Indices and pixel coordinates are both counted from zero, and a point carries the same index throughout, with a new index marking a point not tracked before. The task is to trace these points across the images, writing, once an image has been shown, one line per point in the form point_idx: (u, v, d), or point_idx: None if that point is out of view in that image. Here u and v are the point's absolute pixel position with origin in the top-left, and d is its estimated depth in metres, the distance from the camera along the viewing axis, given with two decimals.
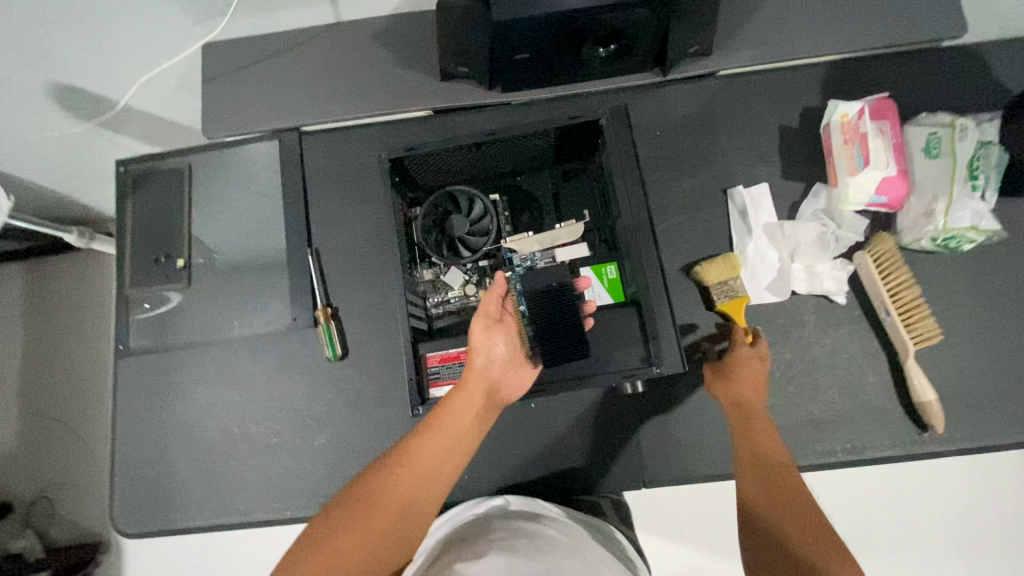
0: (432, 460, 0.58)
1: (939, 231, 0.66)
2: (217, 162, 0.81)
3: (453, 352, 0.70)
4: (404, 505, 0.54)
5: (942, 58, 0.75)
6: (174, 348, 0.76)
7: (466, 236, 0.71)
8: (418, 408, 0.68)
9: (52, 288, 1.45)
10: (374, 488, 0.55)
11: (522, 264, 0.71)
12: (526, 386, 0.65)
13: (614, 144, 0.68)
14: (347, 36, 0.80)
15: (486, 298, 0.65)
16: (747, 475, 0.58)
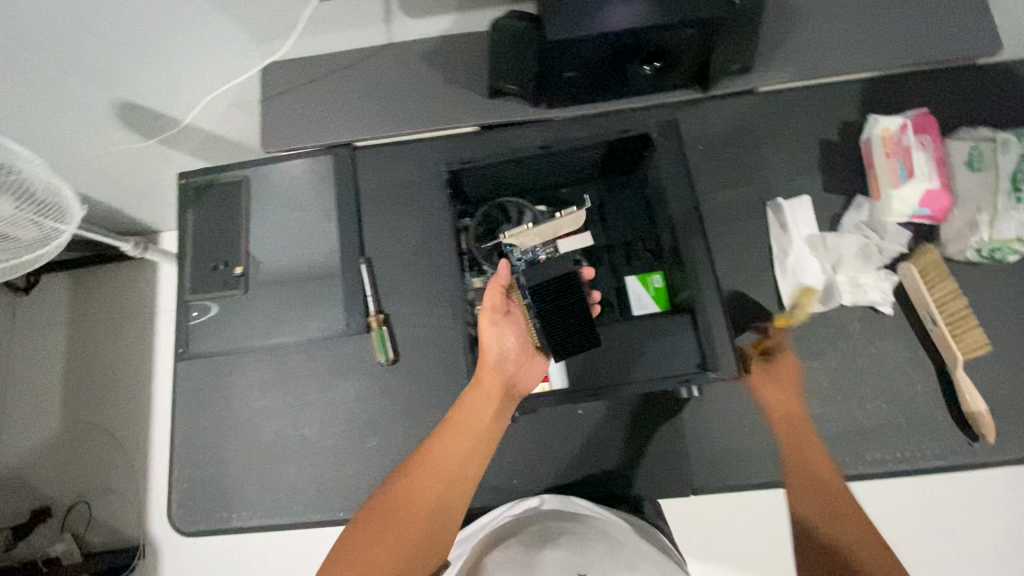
0: (455, 460, 0.61)
1: (984, 241, 0.68)
2: (274, 176, 0.85)
3: None
4: (433, 509, 0.59)
5: (980, 74, 0.76)
6: (232, 353, 0.79)
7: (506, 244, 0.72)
8: None
9: (96, 298, 1.50)
10: (402, 493, 0.59)
11: (523, 258, 0.71)
12: (543, 376, 0.67)
13: (666, 159, 0.71)
14: (399, 56, 0.84)
15: (490, 295, 0.67)
16: (797, 487, 0.60)
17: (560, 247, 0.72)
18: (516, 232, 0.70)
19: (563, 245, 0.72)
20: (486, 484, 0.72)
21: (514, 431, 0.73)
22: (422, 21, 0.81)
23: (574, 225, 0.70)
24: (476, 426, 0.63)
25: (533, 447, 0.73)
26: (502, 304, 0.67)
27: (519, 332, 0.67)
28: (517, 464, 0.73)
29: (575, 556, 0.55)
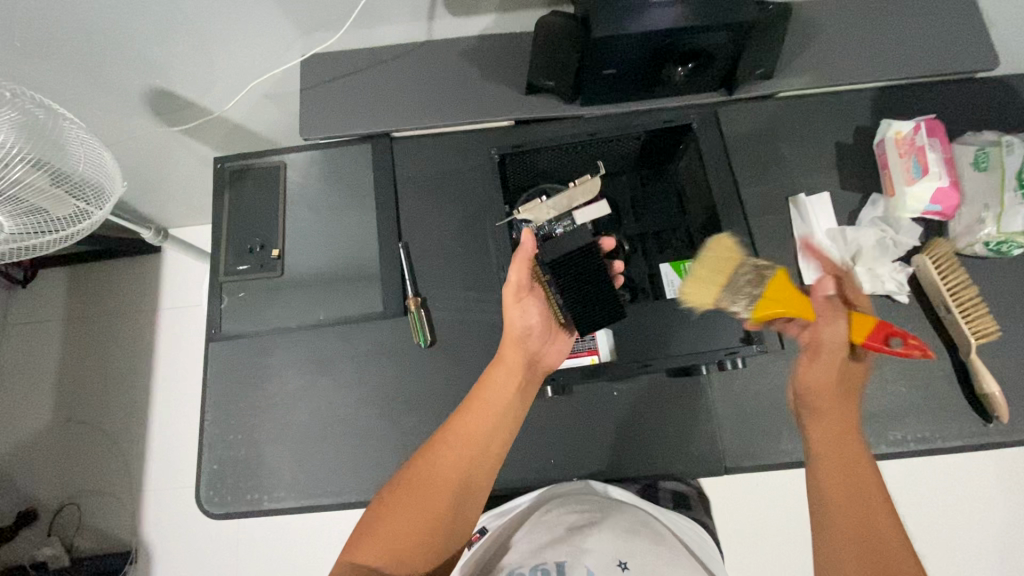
0: (480, 436, 0.63)
1: (993, 234, 0.72)
2: (312, 162, 0.87)
3: None
4: (460, 484, 0.60)
5: (978, 87, 0.83)
6: (267, 333, 0.79)
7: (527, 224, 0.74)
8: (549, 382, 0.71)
9: (97, 293, 1.47)
10: (429, 469, 0.60)
11: (541, 230, 0.74)
12: (565, 352, 0.71)
13: (708, 145, 0.74)
14: (438, 53, 0.87)
15: (516, 273, 0.66)
16: (835, 494, 0.56)
17: (577, 217, 0.75)
18: (528, 206, 0.74)
19: (580, 214, 0.75)
20: (523, 464, 0.73)
21: (549, 411, 0.75)
22: (464, 21, 0.85)
23: (588, 193, 0.75)
24: (500, 404, 0.65)
25: (569, 427, 0.74)
26: (528, 280, 0.67)
27: (541, 310, 0.70)
28: (554, 445, 0.74)
29: (622, 544, 0.57)
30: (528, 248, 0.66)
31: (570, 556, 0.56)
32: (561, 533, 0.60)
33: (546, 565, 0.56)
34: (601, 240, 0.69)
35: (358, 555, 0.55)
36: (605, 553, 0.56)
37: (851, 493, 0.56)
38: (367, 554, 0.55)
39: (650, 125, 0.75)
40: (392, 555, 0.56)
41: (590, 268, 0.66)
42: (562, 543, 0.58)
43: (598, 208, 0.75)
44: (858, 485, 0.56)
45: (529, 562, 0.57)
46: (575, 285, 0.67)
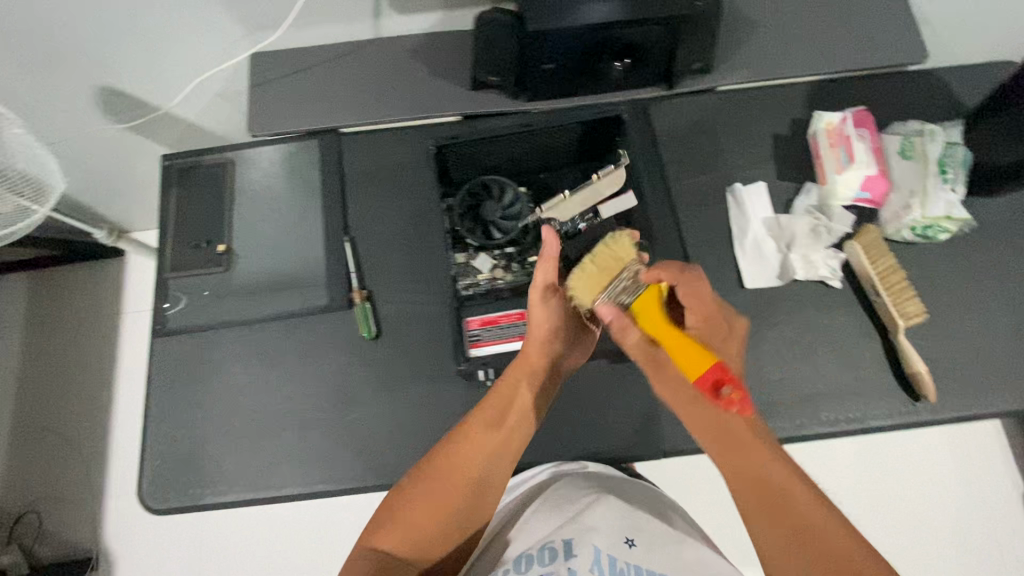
0: (501, 432, 0.63)
1: (918, 219, 0.75)
2: (259, 159, 0.87)
3: (493, 316, 0.74)
4: (476, 479, 0.61)
5: (909, 79, 0.86)
6: (213, 328, 0.79)
7: (498, 219, 0.75)
8: (462, 365, 0.73)
9: (56, 298, 1.46)
10: (446, 463, 0.60)
11: (564, 227, 0.75)
12: (589, 350, 0.73)
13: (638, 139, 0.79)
14: (385, 50, 0.88)
15: (541, 270, 0.68)
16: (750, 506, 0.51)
17: (601, 212, 0.76)
18: (556, 203, 0.76)
19: (603, 209, 0.76)
20: None
21: None
22: (408, 19, 0.86)
23: (615, 184, 0.76)
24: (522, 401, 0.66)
25: None
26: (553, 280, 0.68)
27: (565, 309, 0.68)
28: None
29: (628, 521, 0.59)
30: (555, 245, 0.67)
31: (577, 534, 0.57)
32: (569, 512, 0.61)
33: (555, 544, 0.56)
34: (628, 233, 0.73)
35: (376, 543, 0.56)
36: (613, 531, 0.57)
37: (790, 538, 0.48)
38: (384, 539, 0.57)
39: (582, 117, 0.78)
40: (407, 546, 0.56)
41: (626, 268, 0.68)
42: (568, 521, 0.60)
43: (625, 200, 0.77)
44: (793, 521, 0.49)
45: (539, 542, 0.58)
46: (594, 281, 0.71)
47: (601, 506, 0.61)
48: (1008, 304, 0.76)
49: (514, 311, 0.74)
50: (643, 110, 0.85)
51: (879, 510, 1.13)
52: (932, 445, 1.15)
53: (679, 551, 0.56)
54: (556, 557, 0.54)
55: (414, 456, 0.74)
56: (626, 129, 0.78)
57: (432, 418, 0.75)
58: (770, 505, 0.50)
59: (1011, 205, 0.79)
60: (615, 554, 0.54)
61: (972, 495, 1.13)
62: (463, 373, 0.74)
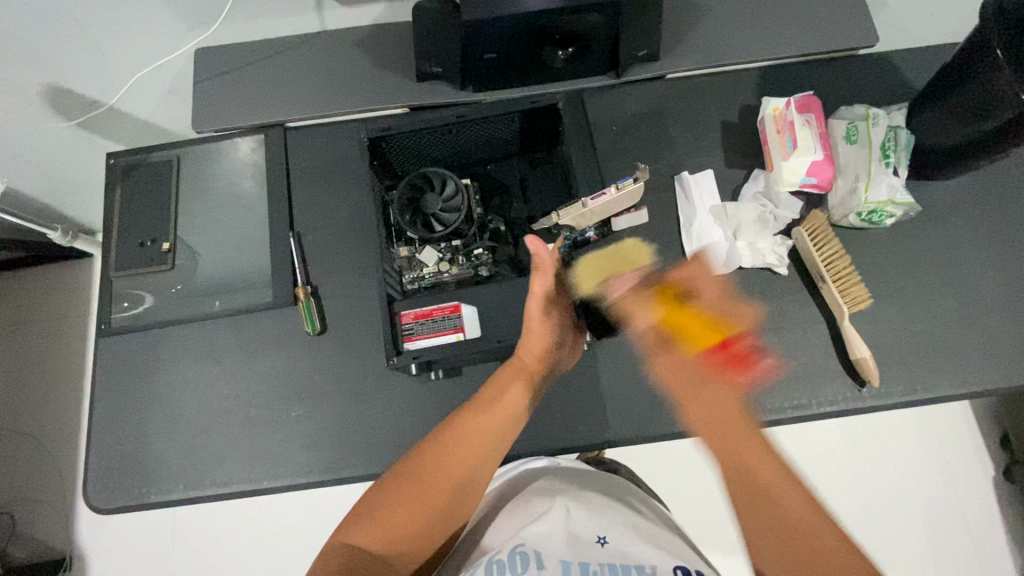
0: (490, 436, 0.60)
1: (862, 205, 0.74)
2: (205, 155, 0.86)
3: (426, 309, 0.72)
4: (463, 481, 0.57)
5: (859, 62, 0.85)
6: (159, 327, 0.79)
7: (439, 212, 0.73)
8: (392, 359, 0.70)
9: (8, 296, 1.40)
10: (434, 463, 0.57)
11: (570, 238, 0.76)
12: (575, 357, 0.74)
13: (572, 128, 0.75)
14: (331, 42, 0.87)
15: (536, 279, 0.65)
16: (739, 501, 0.47)
17: (616, 224, 0.79)
18: (576, 213, 0.71)
19: (619, 222, 0.79)
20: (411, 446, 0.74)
21: (439, 393, 0.75)
22: (353, 11, 0.85)
23: (631, 199, 0.74)
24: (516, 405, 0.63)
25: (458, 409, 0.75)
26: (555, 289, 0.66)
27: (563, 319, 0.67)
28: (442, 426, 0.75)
29: (599, 518, 0.57)
30: (547, 257, 0.65)
31: (548, 540, 0.54)
32: (538, 511, 0.59)
33: (526, 548, 0.52)
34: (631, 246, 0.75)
35: (347, 538, 0.53)
36: (584, 530, 0.55)
37: (773, 539, 0.45)
38: (360, 537, 0.52)
39: (521, 105, 0.75)
40: (385, 546, 0.53)
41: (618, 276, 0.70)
42: (536, 520, 0.58)
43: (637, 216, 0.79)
44: (775, 516, 0.45)
45: (509, 544, 0.55)
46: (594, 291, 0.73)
47: (572, 503, 0.60)
48: (954, 286, 0.76)
49: (448, 304, 0.72)
50: (579, 95, 0.82)
51: (849, 497, 1.12)
52: (902, 431, 1.14)
53: (648, 541, 0.55)
54: (528, 566, 0.50)
55: (359, 450, 0.74)
56: (565, 118, 0.75)
57: (377, 413, 0.75)
58: (762, 504, 0.46)
59: (958, 187, 0.79)
60: (586, 559, 0.51)
61: (941, 479, 1.12)
62: (393, 368, 0.70)
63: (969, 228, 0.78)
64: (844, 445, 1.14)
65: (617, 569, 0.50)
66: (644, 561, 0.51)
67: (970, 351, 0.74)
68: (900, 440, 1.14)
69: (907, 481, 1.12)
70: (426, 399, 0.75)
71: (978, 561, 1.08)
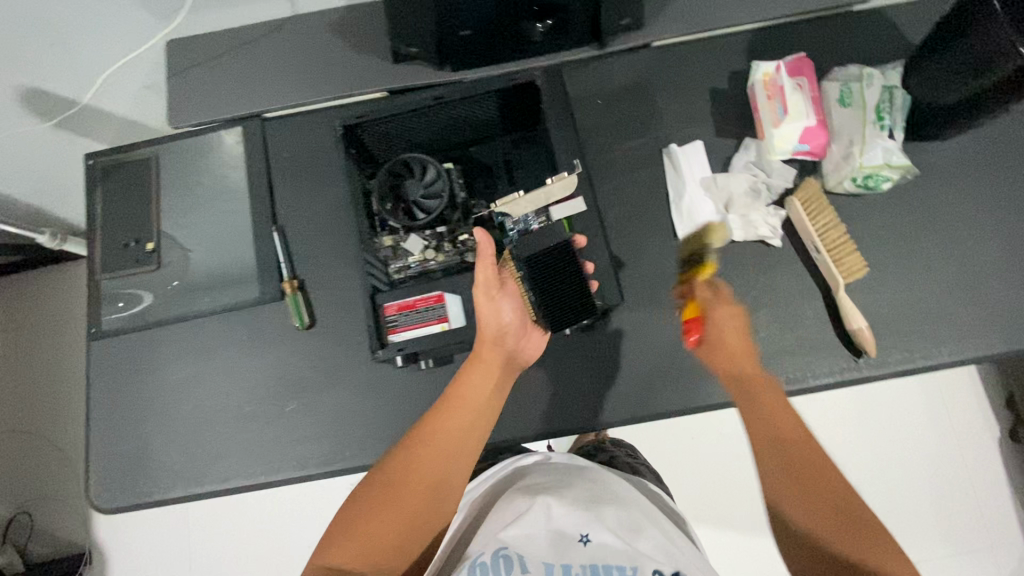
0: (456, 433, 0.63)
1: (857, 170, 0.72)
2: (184, 150, 0.84)
3: (410, 300, 0.71)
4: (434, 481, 0.59)
5: (853, 19, 0.81)
6: (150, 328, 0.79)
7: (420, 199, 0.72)
8: (377, 351, 0.70)
9: (9, 299, 1.41)
10: (402, 470, 0.59)
11: (516, 226, 0.73)
12: (541, 347, 0.72)
13: (552, 103, 0.74)
14: (305, 27, 0.85)
15: (483, 270, 0.68)
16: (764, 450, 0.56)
17: (553, 214, 0.73)
18: (505, 201, 0.72)
19: (554, 212, 0.74)
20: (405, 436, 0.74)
21: (429, 381, 0.74)
22: None
23: (566, 190, 0.72)
24: (476, 401, 0.65)
25: None
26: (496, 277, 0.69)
27: (515, 306, 0.70)
28: None
29: (582, 511, 0.58)
30: (490, 242, 0.68)
31: (531, 545, 0.55)
32: (516, 512, 0.60)
33: (508, 552, 0.54)
34: (575, 238, 0.71)
35: (331, 558, 0.55)
36: (567, 528, 0.57)
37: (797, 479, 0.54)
38: (342, 555, 0.55)
39: (498, 84, 0.73)
40: (368, 561, 0.55)
41: (567, 272, 0.68)
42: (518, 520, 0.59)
43: (575, 203, 0.73)
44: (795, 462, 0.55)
45: (491, 546, 0.56)
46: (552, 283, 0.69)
47: (553, 501, 0.60)
48: (954, 250, 0.74)
49: (431, 295, 0.71)
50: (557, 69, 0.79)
51: (853, 463, 1.12)
52: (903, 396, 1.13)
53: (629, 535, 0.56)
54: (512, 570, 0.52)
55: (353, 441, 0.74)
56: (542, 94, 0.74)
57: (370, 404, 0.75)
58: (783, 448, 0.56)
59: (960, 147, 0.76)
60: (569, 561, 0.53)
61: (945, 443, 1.12)
62: (377, 360, 0.70)
63: (970, 188, 0.75)
64: (847, 413, 1.13)
65: (598, 570, 0.52)
66: (625, 561, 0.53)
67: (970, 314, 0.72)
68: (902, 404, 1.13)
69: (910, 444, 1.12)
70: (417, 388, 0.74)
71: (985, 522, 1.08)
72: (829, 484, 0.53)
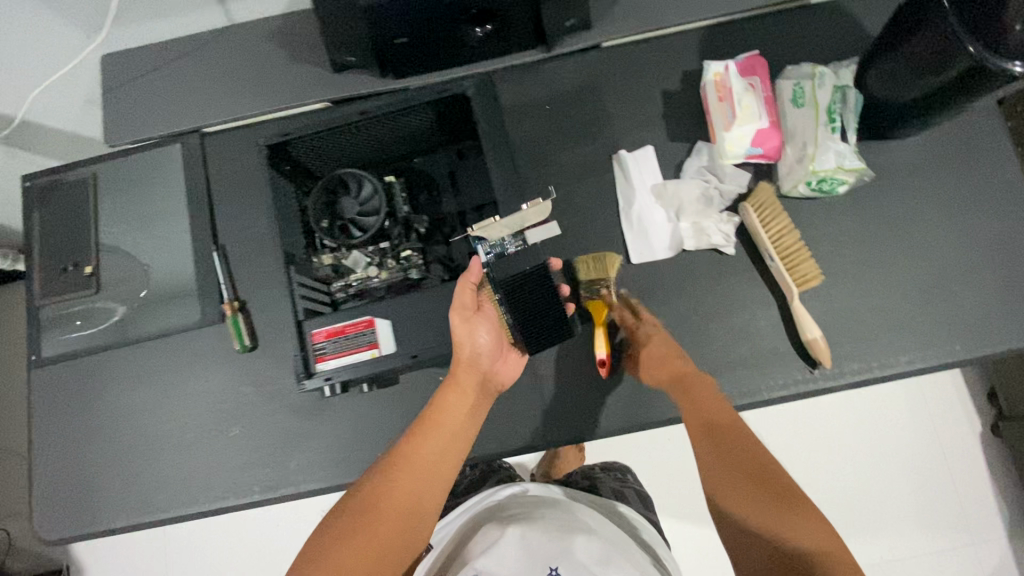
0: (434, 456, 0.61)
1: (810, 174, 0.68)
2: (121, 168, 0.82)
3: (339, 325, 0.68)
4: (409, 505, 0.57)
5: (810, 13, 0.78)
6: (91, 354, 0.77)
7: (357, 216, 0.69)
8: (303, 381, 0.68)
9: None
10: (378, 492, 0.57)
11: (493, 251, 0.66)
12: (518, 371, 0.71)
13: (482, 111, 0.70)
14: (242, 37, 0.81)
15: (459, 294, 0.66)
16: (712, 454, 0.57)
17: (529, 237, 0.66)
18: (482, 224, 0.65)
19: (530, 235, 0.66)
20: (350, 460, 0.72)
21: (374, 404, 0.73)
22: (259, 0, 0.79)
23: (542, 215, 0.65)
24: (455, 424, 0.63)
25: (395, 420, 0.72)
26: (472, 301, 0.66)
27: (492, 329, 0.67)
28: (380, 437, 0.72)
29: (552, 539, 0.57)
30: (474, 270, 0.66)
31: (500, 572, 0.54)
32: (488, 541, 0.59)
33: None
34: (550, 262, 0.70)
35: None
36: (535, 557, 0.55)
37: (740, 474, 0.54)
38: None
39: (427, 96, 0.71)
40: None
41: (548, 297, 0.65)
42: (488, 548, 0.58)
43: (550, 229, 0.67)
44: (736, 457, 0.56)
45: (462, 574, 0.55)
46: (531, 308, 0.65)
47: (523, 530, 0.59)
48: (914, 255, 0.71)
49: (361, 319, 0.68)
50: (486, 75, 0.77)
51: (829, 464, 1.10)
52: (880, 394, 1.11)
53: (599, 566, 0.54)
54: None
55: (298, 466, 0.72)
56: (472, 104, 0.71)
57: (315, 428, 0.73)
58: (722, 446, 0.57)
59: (920, 146, 0.73)
60: None
61: (925, 441, 1.09)
62: (304, 390, 0.68)
63: (931, 188, 0.72)
64: (822, 413, 1.12)
65: None
66: None
67: (930, 321, 0.69)
68: (879, 403, 1.11)
69: (888, 444, 1.10)
70: (363, 411, 0.73)
71: (966, 521, 1.06)
72: (763, 463, 0.55)
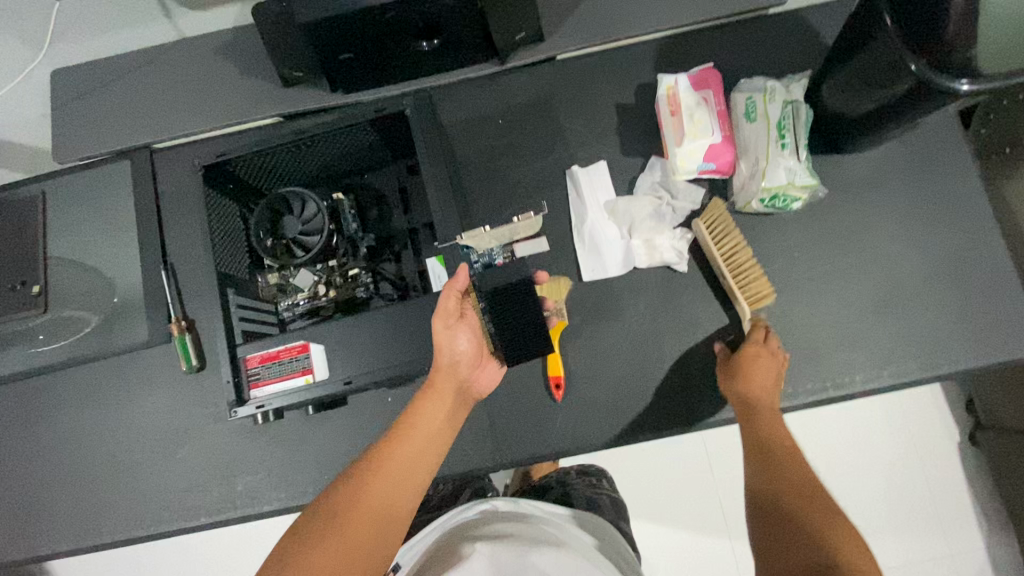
0: (411, 461, 0.56)
1: (763, 191, 0.67)
2: (72, 186, 0.81)
3: (273, 350, 0.67)
4: (383, 511, 0.52)
5: (768, 23, 0.76)
6: (36, 376, 0.76)
7: (299, 236, 0.68)
8: (237, 410, 0.66)
9: None
10: (353, 496, 0.52)
11: (481, 260, 0.69)
12: (495, 380, 0.67)
13: (419, 129, 0.68)
14: (191, 52, 0.80)
15: (444, 299, 0.62)
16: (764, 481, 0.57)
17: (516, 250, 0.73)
18: (472, 233, 0.66)
19: (518, 250, 0.73)
20: (298, 482, 0.71)
21: (322, 425, 0.72)
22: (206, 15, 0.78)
23: (530, 230, 0.70)
24: (432, 428, 0.59)
25: (343, 441, 0.71)
26: (457, 307, 0.63)
27: (474, 337, 0.64)
28: (328, 458, 0.71)
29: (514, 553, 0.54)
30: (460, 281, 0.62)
31: None
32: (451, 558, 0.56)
33: None
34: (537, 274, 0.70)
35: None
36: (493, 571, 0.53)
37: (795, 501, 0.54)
38: None
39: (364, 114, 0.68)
40: None
41: (529, 308, 0.63)
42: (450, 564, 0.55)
43: (535, 244, 0.73)
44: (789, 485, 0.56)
45: None
46: (513, 317, 0.63)
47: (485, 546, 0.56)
48: (870, 271, 0.70)
49: (295, 344, 0.66)
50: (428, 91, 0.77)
51: None
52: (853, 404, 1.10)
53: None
54: None
55: (246, 488, 0.71)
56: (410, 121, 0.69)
57: (262, 449, 0.72)
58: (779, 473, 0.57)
59: (877, 160, 0.71)
60: None
61: (901, 452, 1.07)
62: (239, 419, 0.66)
63: (887, 203, 0.71)
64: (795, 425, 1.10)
65: None
66: None
67: (885, 338, 0.68)
68: (853, 414, 1.09)
69: (863, 455, 1.08)
70: (311, 432, 0.72)
71: (942, 532, 1.04)
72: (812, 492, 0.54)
